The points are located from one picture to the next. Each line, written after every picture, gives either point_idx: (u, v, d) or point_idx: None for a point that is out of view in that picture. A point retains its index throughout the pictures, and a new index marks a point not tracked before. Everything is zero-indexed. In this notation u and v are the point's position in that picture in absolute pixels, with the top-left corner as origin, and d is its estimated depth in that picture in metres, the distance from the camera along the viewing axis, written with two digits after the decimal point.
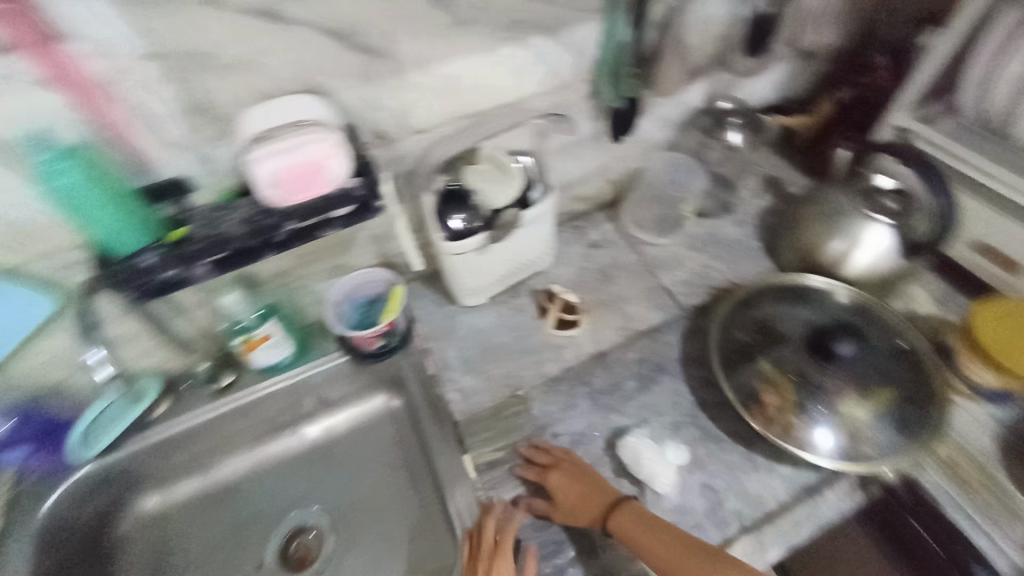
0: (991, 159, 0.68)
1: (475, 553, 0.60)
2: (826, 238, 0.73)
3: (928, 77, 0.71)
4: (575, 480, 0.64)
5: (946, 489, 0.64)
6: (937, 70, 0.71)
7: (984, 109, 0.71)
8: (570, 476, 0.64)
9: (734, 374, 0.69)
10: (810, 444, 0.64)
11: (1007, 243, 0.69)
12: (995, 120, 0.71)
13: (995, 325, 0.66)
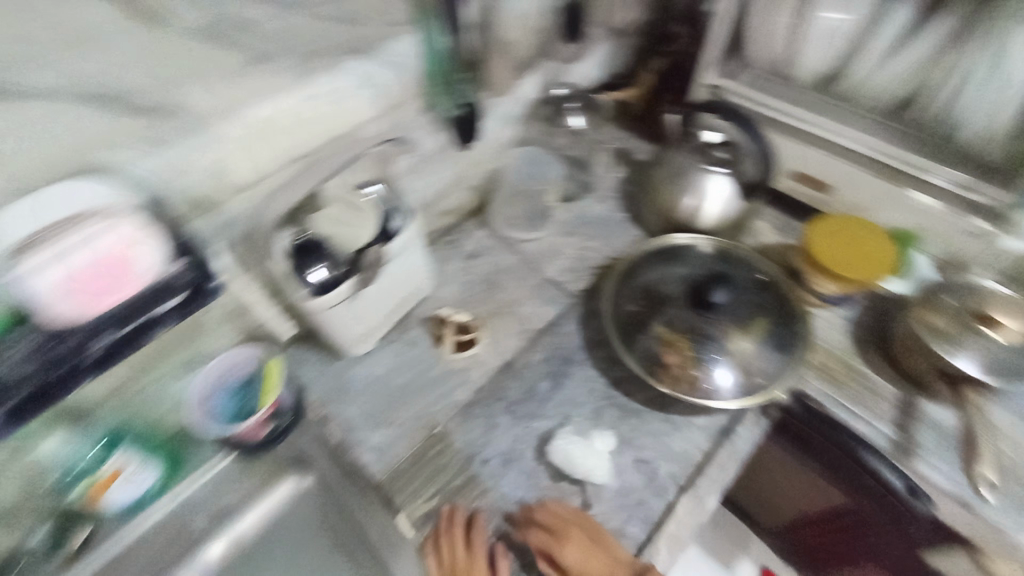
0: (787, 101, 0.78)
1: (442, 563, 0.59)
2: (678, 196, 0.80)
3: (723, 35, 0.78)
4: (591, 554, 0.58)
5: (826, 392, 0.72)
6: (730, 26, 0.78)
7: (773, 55, 0.80)
8: (585, 548, 0.58)
9: (634, 346, 0.72)
10: (713, 390, 0.68)
11: (819, 168, 0.78)
12: (781, 65, 0.80)
13: (826, 238, 0.74)
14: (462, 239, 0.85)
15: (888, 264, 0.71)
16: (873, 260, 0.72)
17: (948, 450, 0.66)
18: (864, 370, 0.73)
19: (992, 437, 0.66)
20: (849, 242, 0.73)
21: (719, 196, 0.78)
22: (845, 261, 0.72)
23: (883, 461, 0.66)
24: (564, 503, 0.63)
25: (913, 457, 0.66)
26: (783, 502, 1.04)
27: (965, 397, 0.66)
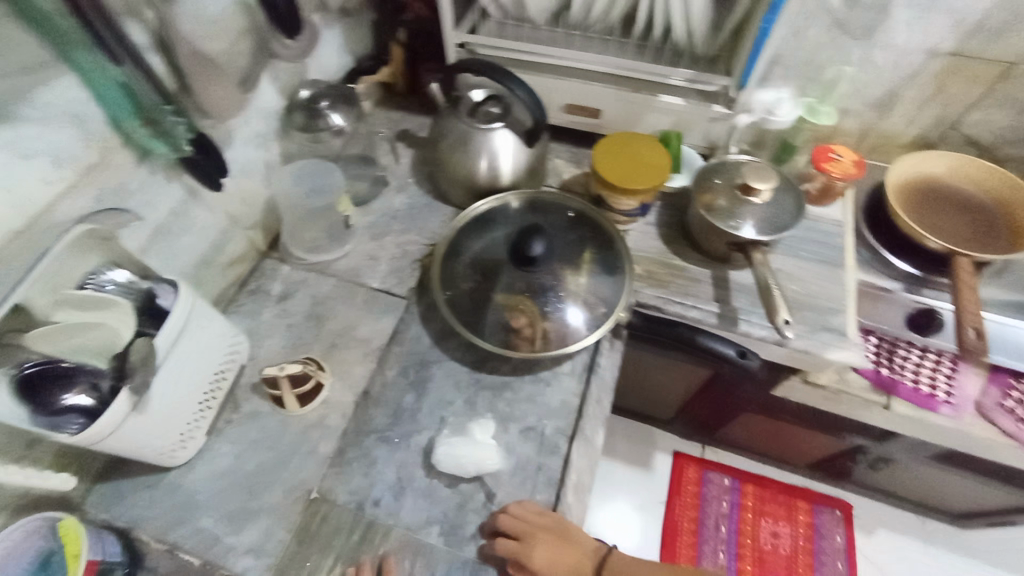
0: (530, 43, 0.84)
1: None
2: (470, 162, 0.82)
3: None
4: (559, 549, 0.58)
5: (656, 295, 0.78)
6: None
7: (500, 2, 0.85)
8: (552, 545, 0.57)
9: (483, 325, 0.71)
10: (569, 335, 0.70)
11: (578, 96, 0.87)
12: (512, 9, 0.86)
13: (609, 159, 0.78)
14: (266, 283, 0.78)
15: (662, 167, 0.77)
16: (655, 166, 0.77)
17: (760, 305, 0.77)
18: (680, 264, 0.81)
19: (779, 280, 0.79)
20: (628, 156, 0.78)
21: (510, 148, 0.81)
22: (631, 175, 0.77)
23: (711, 339, 0.74)
24: (527, 504, 0.61)
25: (736, 322, 0.75)
26: (667, 396, 1.17)
27: (758, 258, 0.74)
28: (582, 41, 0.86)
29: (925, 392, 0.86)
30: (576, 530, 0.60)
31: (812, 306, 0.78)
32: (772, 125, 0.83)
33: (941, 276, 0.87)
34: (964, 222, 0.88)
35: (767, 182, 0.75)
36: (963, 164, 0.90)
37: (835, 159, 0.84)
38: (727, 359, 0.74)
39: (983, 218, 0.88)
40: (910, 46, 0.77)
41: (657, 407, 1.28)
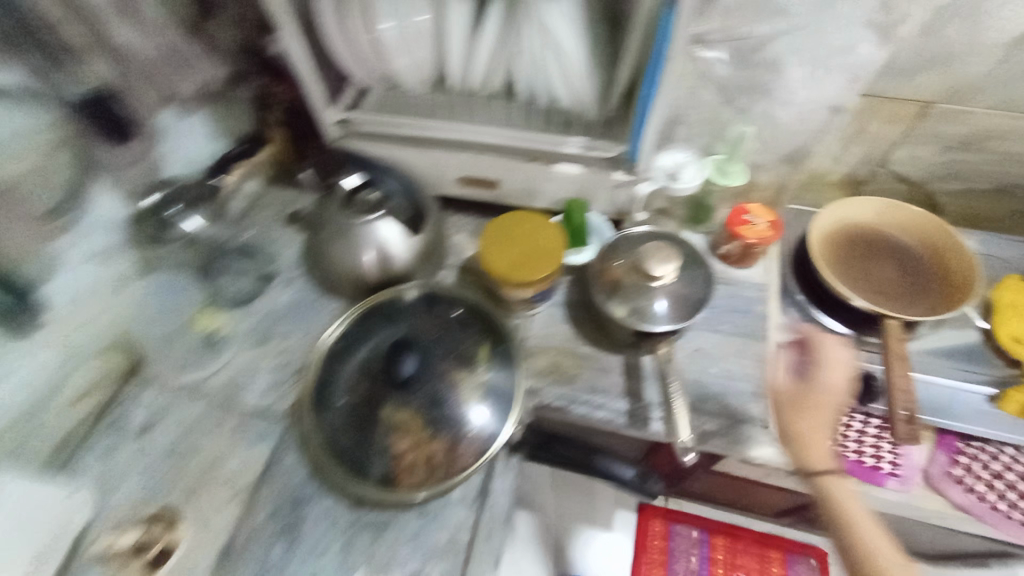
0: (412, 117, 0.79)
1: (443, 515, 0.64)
2: (354, 255, 0.76)
3: (313, 79, 0.74)
4: (829, 392, 0.60)
5: (560, 393, 0.72)
6: (314, 68, 0.73)
7: (375, 75, 0.78)
8: (827, 370, 0.61)
9: (367, 453, 0.65)
10: (461, 456, 0.65)
11: (472, 169, 0.81)
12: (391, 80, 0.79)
13: (497, 248, 0.71)
14: (126, 413, 0.70)
15: (556, 253, 0.72)
16: (546, 252, 0.71)
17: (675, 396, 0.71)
18: (589, 352, 0.76)
19: (691, 366, 0.75)
20: (520, 242, 0.72)
21: (392, 239, 0.75)
22: (524, 268, 0.70)
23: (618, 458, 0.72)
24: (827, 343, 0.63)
25: (647, 420, 0.70)
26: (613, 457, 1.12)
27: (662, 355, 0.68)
28: (469, 108, 0.79)
29: (868, 464, 0.81)
30: (825, 399, 0.60)
31: (732, 392, 0.72)
32: (679, 190, 0.76)
33: (872, 334, 0.81)
34: (897, 272, 0.86)
35: (667, 265, 0.70)
36: (886, 212, 0.89)
37: (748, 223, 0.80)
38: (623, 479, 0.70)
39: (914, 267, 0.86)
40: (812, 102, 0.70)
41: None
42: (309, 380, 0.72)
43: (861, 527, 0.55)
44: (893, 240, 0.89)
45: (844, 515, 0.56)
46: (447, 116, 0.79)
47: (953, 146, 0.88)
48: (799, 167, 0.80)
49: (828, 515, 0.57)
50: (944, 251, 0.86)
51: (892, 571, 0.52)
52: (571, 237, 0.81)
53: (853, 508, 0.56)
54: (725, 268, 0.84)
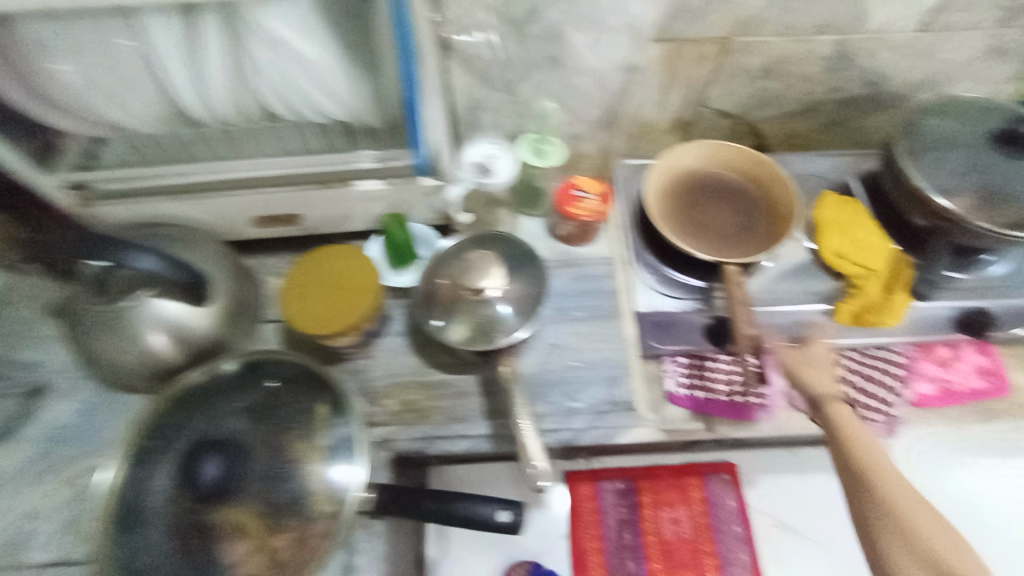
0: (165, 166, 0.67)
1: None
2: (137, 345, 0.64)
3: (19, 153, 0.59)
4: (819, 374, 0.76)
5: (418, 432, 0.67)
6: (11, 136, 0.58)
7: (95, 125, 0.63)
8: (823, 364, 0.77)
9: (206, 572, 0.58)
10: (314, 536, 0.59)
11: (263, 206, 0.71)
12: (125, 128, 0.65)
13: (303, 302, 0.64)
14: None
15: (370, 288, 0.65)
16: (358, 291, 0.65)
17: (538, 403, 0.68)
18: (441, 378, 0.70)
19: (550, 362, 0.71)
20: (328, 283, 0.65)
21: (177, 314, 0.64)
22: (336, 310, 0.64)
23: (474, 496, 0.61)
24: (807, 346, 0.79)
25: (511, 437, 0.66)
26: None
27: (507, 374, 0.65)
28: (235, 141, 0.68)
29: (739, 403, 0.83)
30: (817, 359, 0.78)
31: (592, 381, 0.70)
32: (489, 187, 0.70)
33: (713, 281, 0.85)
34: (729, 213, 0.88)
35: (492, 277, 0.67)
36: (709, 155, 0.90)
37: (578, 198, 0.76)
38: (494, 525, 0.59)
39: (743, 203, 0.88)
40: (603, 67, 0.66)
41: None
42: (110, 514, 0.60)
43: (858, 437, 0.68)
44: (721, 180, 0.91)
45: (841, 420, 0.70)
46: (207, 156, 0.68)
47: (756, 77, 0.90)
48: (614, 132, 0.76)
49: (845, 456, 0.67)
50: (764, 180, 0.88)
51: (879, 469, 0.65)
52: (394, 255, 0.73)
53: (858, 437, 0.68)
54: (569, 249, 0.80)
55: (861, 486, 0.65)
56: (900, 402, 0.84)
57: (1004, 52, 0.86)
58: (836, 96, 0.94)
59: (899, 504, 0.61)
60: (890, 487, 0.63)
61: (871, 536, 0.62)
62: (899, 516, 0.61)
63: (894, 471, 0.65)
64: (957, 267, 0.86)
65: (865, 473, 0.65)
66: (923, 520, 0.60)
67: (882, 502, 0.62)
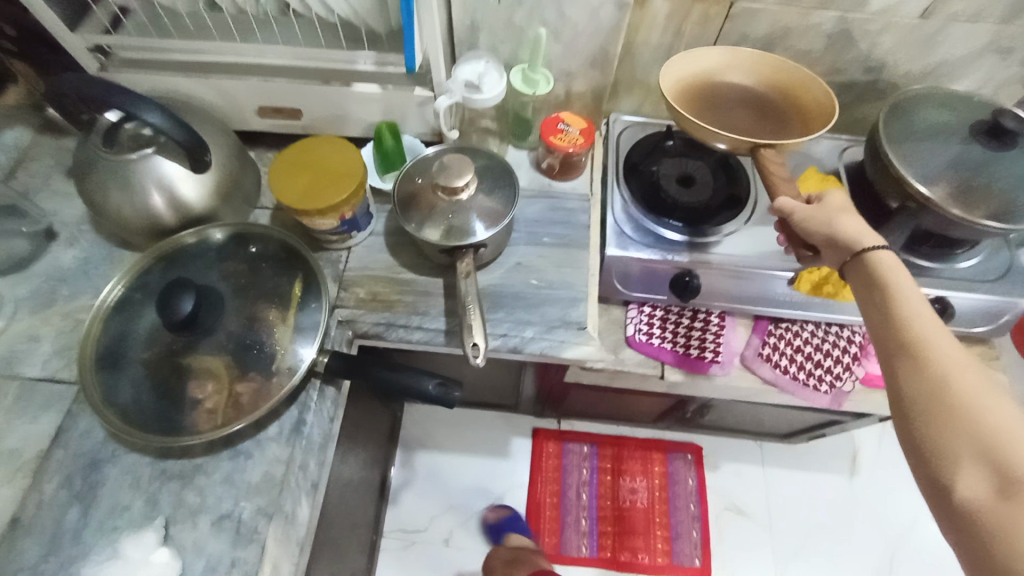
0: (179, 40, 0.73)
1: (260, 450, 0.63)
2: (136, 199, 0.70)
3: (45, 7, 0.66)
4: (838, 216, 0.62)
5: (380, 319, 0.72)
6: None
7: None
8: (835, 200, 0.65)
9: (170, 407, 0.62)
10: (270, 387, 0.64)
11: (269, 96, 0.77)
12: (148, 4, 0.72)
13: (289, 182, 0.68)
14: None
15: (351, 176, 0.69)
16: (339, 177, 0.69)
17: (495, 311, 0.73)
18: (409, 278, 0.75)
19: (514, 277, 0.75)
20: (311, 168, 0.69)
21: (175, 176, 0.70)
22: (315, 194, 0.68)
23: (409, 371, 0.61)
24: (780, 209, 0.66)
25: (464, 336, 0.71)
26: (498, 380, 1.23)
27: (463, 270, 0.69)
28: (246, 29, 0.74)
29: (693, 355, 0.87)
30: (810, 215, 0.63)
31: (552, 298, 0.74)
32: (479, 105, 0.74)
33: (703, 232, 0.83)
34: (749, 117, 0.79)
35: (465, 177, 0.70)
36: (733, 56, 0.82)
37: (562, 131, 0.80)
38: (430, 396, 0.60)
39: (766, 110, 0.80)
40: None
41: (500, 392, 1.34)
42: (94, 346, 0.66)
43: (908, 304, 0.53)
44: (742, 88, 0.83)
45: (887, 282, 0.56)
46: (219, 36, 0.73)
47: (759, 47, 0.94)
48: (606, 72, 0.80)
49: (892, 330, 0.53)
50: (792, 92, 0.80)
51: (945, 358, 0.49)
52: (382, 162, 0.79)
53: (902, 294, 0.54)
54: (552, 181, 0.84)
55: (914, 366, 0.49)
56: (850, 377, 0.88)
57: (1007, 49, 0.87)
58: (837, 78, 0.97)
59: (979, 410, 0.46)
60: (957, 378, 0.47)
61: (926, 447, 0.47)
62: (974, 421, 0.45)
63: (962, 353, 0.49)
64: (929, 256, 0.87)
65: (930, 371, 0.48)
66: (987, 405, 0.46)
67: (952, 397, 0.47)
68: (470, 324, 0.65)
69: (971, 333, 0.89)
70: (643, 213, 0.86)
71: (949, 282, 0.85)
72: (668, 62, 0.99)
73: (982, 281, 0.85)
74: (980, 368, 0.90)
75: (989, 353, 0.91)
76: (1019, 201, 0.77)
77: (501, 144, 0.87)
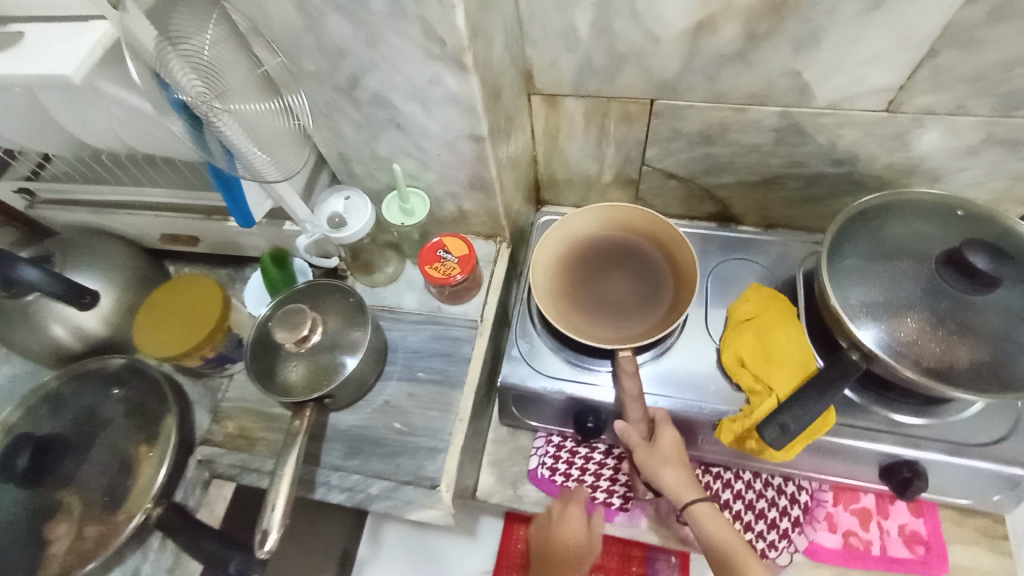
0: (88, 186, 0.78)
1: None
2: (37, 334, 0.74)
3: None
4: (673, 451, 0.68)
5: (236, 460, 0.70)
6: None
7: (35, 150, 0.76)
8: (670, 437, 0.68)
9: (25, 552, 0.64)
10: (116, 534, 0.64)
11: (169, 228, 0.81)
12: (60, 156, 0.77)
13: (149, 331, 0.70)
14: None
15: (211, 316, 0.71)
16: (201, 320, 0.71)
17: (350, 459, 0.70)
18: (279, 413, 0.73)
19: (378, 421, 0.72)
20: (175, 313, 0.72)
21: (72, 314, 0.74)
22: (174, 340, 0.70)
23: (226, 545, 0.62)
24: (631, 437, 0.69)
25: (313, 486, 0.69)
26: None
27: (294, 428, 0.65)
28: (133, 172, 0.77)
29: (598, 500, 0.79)
30: (652, 459, 0.67)
31: (408, 449, 0.70)
32: (344, 241, 0.71)
33: (608, 363, 0.76)
34: (625, 286, 0.78)
35: (306, 323, 0.66)
36: (615, 212, 0.80)
37: (439, 259, 0.75)
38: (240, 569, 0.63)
39: (647, 276, 0.78)
40: (449, 134, 0.65)
41: None
42: None
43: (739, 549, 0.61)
44: (627, 244, 0.81)
45: (713, 526, 0.63)
46: (115, 183, 0.77)
47: (697, 141, 0.81)
48: (490, 195, 0.74)
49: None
50: (675, 254, 0.78)
51: None
52: (269, 290, 0.78)
53: (725, 533, 0.63)
54: (440, 303, 0.79)
55: None
56: (787, 548, 0.74)
57: (1016, 143, 0.69)
58: (801, 170, 0.82)
59: None
60: None
61: None
62: None
63: None
64: (906, 408, 0.69)
65: None
66: None
67: None
68: (274, 498, 0.59)
69: (959, 504, 0.72)
70: (549, 336, 0.79)
71: (928, 444, 0.67)
72: (601, 155, 0.89)
73: (974, 445, 0.67)
74: (974, 548, 0.72)
75: (989, 527, 0.73)
76: (992, 363, 0.61)
77: (400, 262, 0.83)
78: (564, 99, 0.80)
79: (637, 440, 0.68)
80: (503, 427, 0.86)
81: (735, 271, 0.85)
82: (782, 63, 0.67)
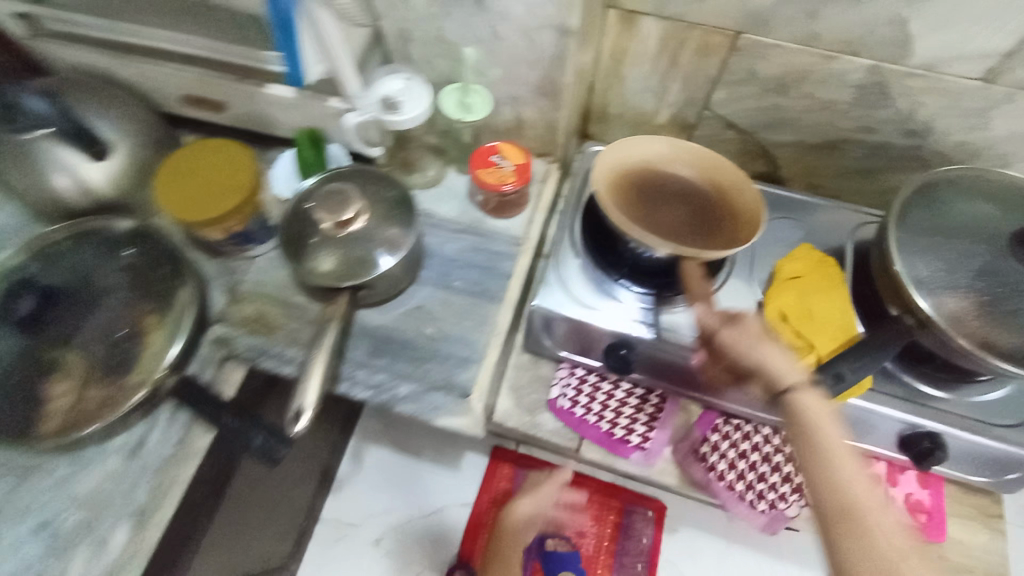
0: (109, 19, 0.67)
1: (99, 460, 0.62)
2: (40, 180, 0.65)
3: None
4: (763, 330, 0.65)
5: (254, 342, 0.67)
6: None
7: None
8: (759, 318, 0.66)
9: (29, 405, 0.59)
10: (119, 399, 0.59)
11: (197, 89, 0.73)
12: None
13: (170, 187, 0.64)
14: None
15: (243, 187, 0.65)
16: (231, 187, 0.65)
17: (377, 358, 0.67)
18: (301, 303, 0.69)
19: (410, 324, 0.68)
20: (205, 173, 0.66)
21: (78, 164, 0.66)
22: (200, 203, 0.64)
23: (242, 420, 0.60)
24: (710, 313, 0.67)
25: (337, 381, 0.65)
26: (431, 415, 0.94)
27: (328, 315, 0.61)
28: (163, 12, 0.67)
29: (617, 436, 0.79)
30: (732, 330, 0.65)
31: (442, 355, 0.67)
32: (394, 125, 0.65)
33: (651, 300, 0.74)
34: (677, 219, 0.75)
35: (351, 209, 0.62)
36: (683, 148, 0.77)
37: (493, 165, 0.70)
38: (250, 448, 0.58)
39: (702, 216, 0.75)
40: (534, 22, 0.59)
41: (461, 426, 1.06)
42: None
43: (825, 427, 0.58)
44: (687, 185, 0.77)
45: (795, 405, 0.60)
46: (127, 23, 0.67)
47: (770, 88, 0.78)
48: (556, 104, 0.69)
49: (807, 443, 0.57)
50: (738, 204, 0.74)
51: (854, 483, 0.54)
52: (302, 171, 0.72)
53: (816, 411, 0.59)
54: (484, 216, 0.75)
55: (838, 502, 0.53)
56: (797, 501, 0.77)
57: None
58: (868, 137, 0.80)
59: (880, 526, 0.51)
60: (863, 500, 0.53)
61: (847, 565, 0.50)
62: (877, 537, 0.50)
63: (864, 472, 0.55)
64: (932, 379, 0.69)
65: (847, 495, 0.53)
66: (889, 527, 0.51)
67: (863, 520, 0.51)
68: (306, 379, 0.56)
69: (968, 481, 0.75)
70: (591, 267, 0.76)
71: (954, 419, 0.68)
72: (664, 91, 0.85)
73: (998, 426, 0.68)
74: (968, 521, 0.76)
75: (983, 504, 0.76)
76: None
77: (443, 167, 0.78)
78: (642, 18, 0.75)
79: (716, 319, 0.66)
80: (525, 355, 0.84)
81: (783, 230, 0.83)
82: (890, 8, 0.63)
